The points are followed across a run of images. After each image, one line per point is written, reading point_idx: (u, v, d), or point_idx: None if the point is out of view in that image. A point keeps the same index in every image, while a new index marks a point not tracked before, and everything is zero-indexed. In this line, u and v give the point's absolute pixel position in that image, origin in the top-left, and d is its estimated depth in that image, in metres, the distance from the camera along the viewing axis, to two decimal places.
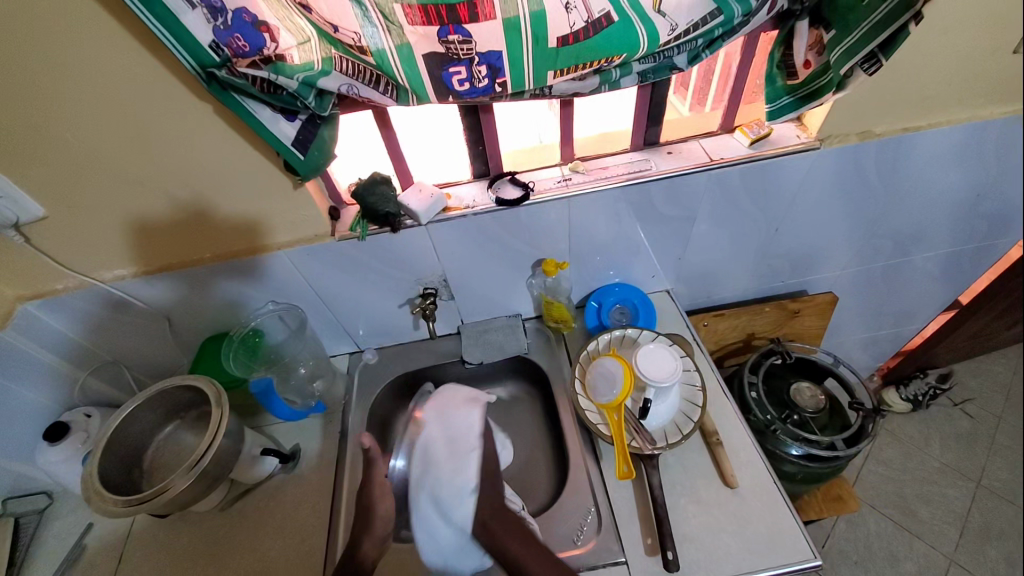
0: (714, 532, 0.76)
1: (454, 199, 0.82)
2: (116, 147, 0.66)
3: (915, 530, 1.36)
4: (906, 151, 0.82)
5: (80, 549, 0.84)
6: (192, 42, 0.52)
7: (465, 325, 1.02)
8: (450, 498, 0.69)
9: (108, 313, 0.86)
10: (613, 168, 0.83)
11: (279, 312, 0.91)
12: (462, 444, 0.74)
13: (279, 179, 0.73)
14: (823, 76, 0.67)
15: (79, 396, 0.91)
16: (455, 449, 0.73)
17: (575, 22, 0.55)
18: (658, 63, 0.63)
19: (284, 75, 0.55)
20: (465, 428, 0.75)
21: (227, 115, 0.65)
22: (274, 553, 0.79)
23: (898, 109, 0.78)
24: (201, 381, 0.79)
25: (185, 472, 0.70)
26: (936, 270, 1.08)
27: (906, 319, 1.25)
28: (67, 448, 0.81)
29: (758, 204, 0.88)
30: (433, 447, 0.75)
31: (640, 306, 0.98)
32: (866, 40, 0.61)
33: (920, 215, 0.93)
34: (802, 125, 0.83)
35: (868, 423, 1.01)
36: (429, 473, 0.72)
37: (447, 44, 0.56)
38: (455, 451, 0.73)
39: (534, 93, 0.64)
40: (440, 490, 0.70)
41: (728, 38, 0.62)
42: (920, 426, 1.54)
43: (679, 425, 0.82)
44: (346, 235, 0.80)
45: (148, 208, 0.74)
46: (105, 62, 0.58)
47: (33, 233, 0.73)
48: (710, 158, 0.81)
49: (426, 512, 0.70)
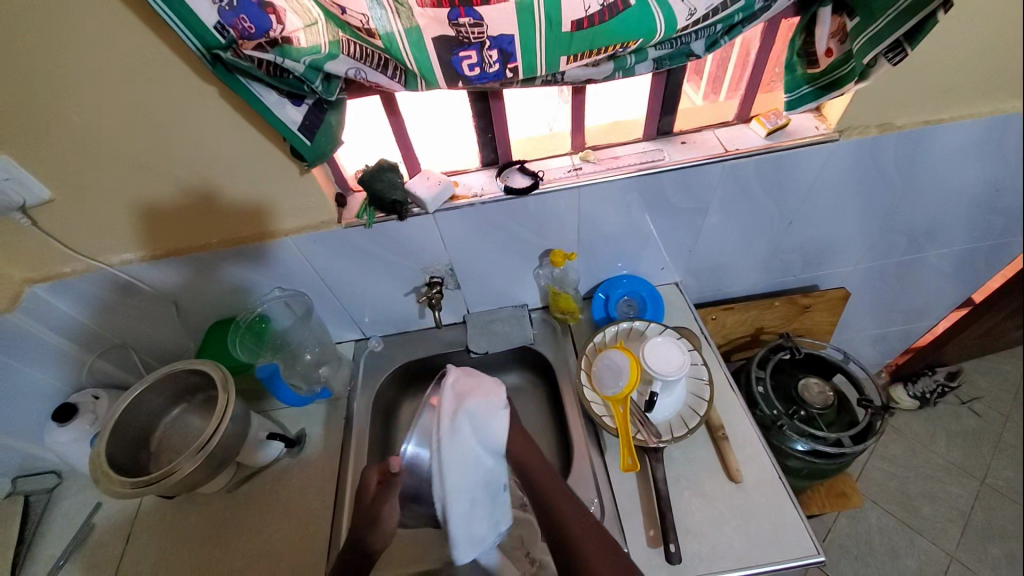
0: (716, 526, 0.76)
1: (462, 187, 0.81)
2: (121, 129, 0.65)
3: (916, 526, 1.36)
4: (927, 144, 0.80)
5: (89, 527, 0.86)
6: (198, 24, 0.52)
7: (470, 314, 1.01)
8: (491, 428, 0.64)
9: (115, 296, 0.86)
10: (624, 157, 0.81)
11: (286, 299, 0.91)
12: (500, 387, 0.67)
13: (285, 164, 0.72)
14: (843, 66, 0.65)
15: (87, 378, 0.92)
16: (483, 414, 0.64)
17: (590, 5, 0.54)
18: (674, 49, 0.61)
19: (291, 58, 0.54)
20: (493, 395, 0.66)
21: (233, 97, 0.64)
22: (280, 536, 0.81)
23: (920, 101, 0.75)
24: (207, 366, 0.79)
25: (192, 455, 0.71)
26: (950, 267, 1.06)
27: (917, 316, 1.23)
28: (76, 430, 0.82)
29: (773, 196, 0.86)
30: (464, 381, 0.67)
31: (648, 298, 0.97)
32: (894, 27, 0.60)
33: (938, 210, 0.91)
34: (820, 116, 0.80)
35: (877, 421, 0.99)
36: (450, 444, 0.62)
37: (458, 27, 0.54)
38: (493, 391, 0.66)
39: (545, 79, 0.62)
40: (478, 420, 0.63)
41: (749, 23, 0.60)
42: (926, 424, 1.53)
43: (684, 419, 0.82)
44: (353, 222, 0.80)
45: (154, 191, 0.73)
46: (109, 42, 0.57)
47: (39, 215, 0.73)
48: (725, 149, 0.79)
49: (463, 444, 0.62)
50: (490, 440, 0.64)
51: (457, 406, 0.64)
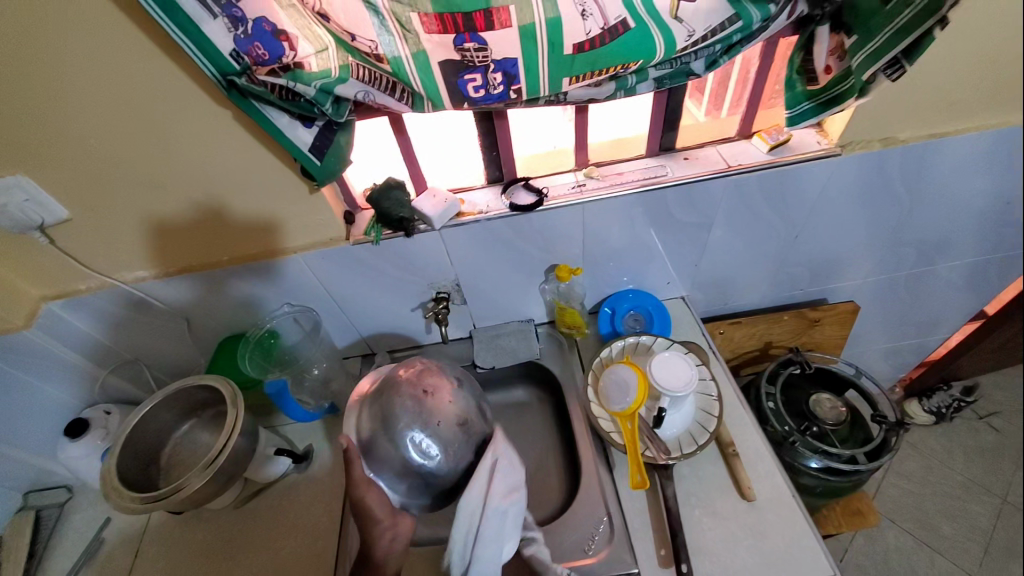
0: (729, 545, 0.74)
1: (468, 204, 0.82)
2: (138, 150, 0.67)
3: (937, 547, 1.32)
4: (932, 157, 0.80)
5: (97, 543, 0.86)
6: (214, 51, 0.54)
7: (477, 329, 1.02)
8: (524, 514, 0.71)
9: (127, 313, 0.88)
10: (628, 173, 0.82)
11: (295, 314, 0.92)
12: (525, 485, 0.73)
13: (296, 183, 0.74)
14: (843, 82, 0.65)
15: (99, 393, 0.93)
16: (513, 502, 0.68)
17: (591, 29, 0.55)
18: (674, 69, 0.62)
19: (303, 82, 0.56)
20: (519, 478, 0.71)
21: (245, 120, 0.66)
22: (286, 552, 0.80)
23: (923, 115, 0.75)
24: (216, 381, 0.80)
25: (201, 470, 0.72)
26: (962, 280, 1.04)
27: (930, 329, 1.21)
28: (88, 444, 0.83)
29: (778, 210, 0.86)
30: (507, 475, 0.69)
31: (653, 312, 0.97)
32: (890, 45, 0.61)
33: (946, 223, 0.90)
34: (822, 131, 0.81)
35: (891, 438, 0.98)
36: (492, 518, 0.66)
37: (463, 52, 0.56)
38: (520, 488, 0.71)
39: (548, 99, 0.64)
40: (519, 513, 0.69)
41: (747, 43, 0.61)
42: (943, 440, 1.50)
43: (694, 435, 0.81)
44: (361, 239, 0.81)
45: (167, 210, 0.76)
46: (130, 71, 0.60)
47: (58, 234, 0.75)
48: (728, 164, 0.80)
49: (504, 520, 0.67)
50: (505, 548, 0.67)
51: (499, 499, 0.67)
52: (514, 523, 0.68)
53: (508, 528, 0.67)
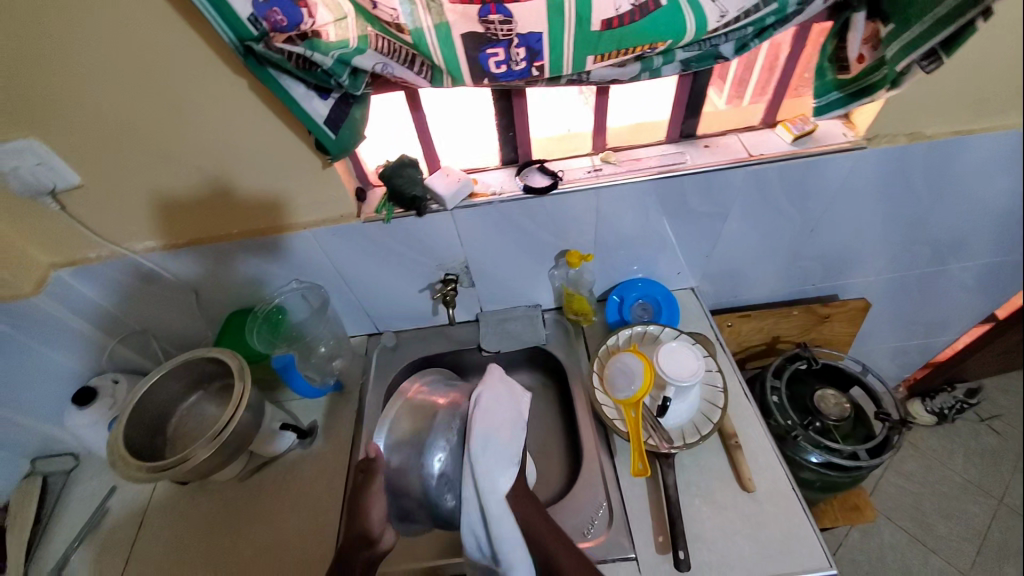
0: (727, 534, 0.75)
1: (481, 185, 0.81)
2: (151, 120, 0.67)
3: (930, 544, 1.33)
4: (956, 156, 0.78)
5: (104, 511, 0.88)
6: (231, 16, 0.52)
7: (484, 312, 1.01)
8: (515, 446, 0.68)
9: (136, 283, 0.87)
10: (645, 159, 0.81)
11: (302, 291, 0.91)
12: (518, 419, 0.71)
13: (309, 158, 0.73)
14: (876, 71, 0.64)
15: (108, 363, 0.93)
16: (514, 434, 0.69)
17: (621, 4, 0.53)
18: (702, 51, 0.61)
19: (320, 52, 0.54)
20: (521, 409, 0.73)
21: (261, 91, 0.65)
22: (291, 523, 0.82)
23: (953, 110, 0.73)
24: (224, 354, 0.80)
25: (208, 442, 0.72)
26: (975, 282, 1.03)
27: (938, 330, 1.21)
28: (96, 413, 0.84)
29: (796, 203, 0.84)
30: (502, 402, 0.70)
31: (662, 302, 0.97)
32: (928, 36, 0.58)
33: (964, 223, 0.89)
34: (849, 122, 0.79)
35: (894, 435, 0.97)
36: (489, 420, 0.67)
37: (488, 23, 0.54)
38: (511, 417, 0.70)
39: (570, 78, 0.62)
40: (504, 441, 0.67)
41: (781, 27, 0.59)
42: (943, 440, 1.50)
43: (698, 426, 0.81)
44: (372, 217, 0.80)
45: (177, 182, 0.75)
46: (146, 37, 0.59)
47: (68, 201, 0.75)
48: (748, 153, 0.78)
49: (501, 435, 0.67)
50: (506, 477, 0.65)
51: (489, 405, 0.69)
52: (515, 456, 0.67)
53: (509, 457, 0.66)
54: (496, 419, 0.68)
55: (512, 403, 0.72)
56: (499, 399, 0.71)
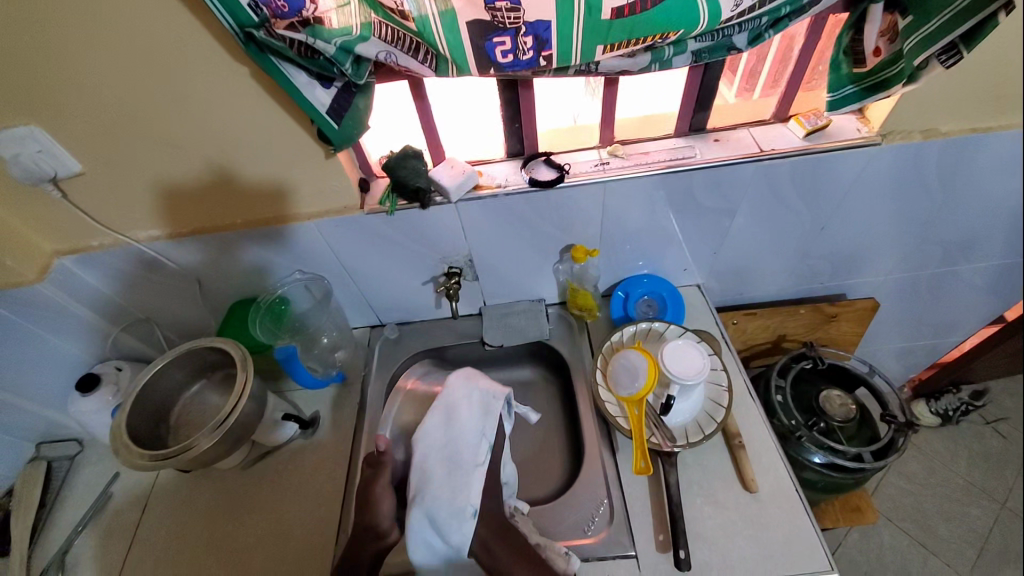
0: (728, 534, 0.74)
1: (486, 177, 0.80)
2: (152, 107, 0.66)
3: (932, 546, 1.32)
4: (972, 154, 0.76)
5: (107, 496, 0.88)
6: (231, 2, 0.51)
7: (487, 306, 1.01)
8: (466, 469, 0.71)
9: (139, 271, 0.87)
10: (653, 153, 0.79)
11: (306, 282, 0.91)
12: (464, 441, 0.74)
13: (311, 147, 0.72)
14: (892, 66, 0.62)
15: (111, 350, 0.93)
16: (461, 459, 0.72)
17: None
18: (715, 42, 0.59)
19: (322, 39, 0.53)
20: (476, 430, 0.75)
21: (264, 79, 0.64)
22: (291, 514, 0.82)
23: (971, 106, 0.71)
24: (228, 344, 0.80)
25: (210, 431, 0.72)
26: (986, 283, 1.01)
27: (947, 331, 1.19)
28: (99, 400, 0.84)
29: (806, 200, 0.83)
30: (446, 427, 0.76)
31: (668, 298, 0.95)
32: (948, 29, 0.57)
33: (977, 222, 0.87)
34: (863, 118, 0.77)
35: (899, 438, 0.97)
36: (431, 446, 0.74)
37: (494, 11, 0.53)
38: (457, 441, 0.74)
39: (578, 69, 0.61)
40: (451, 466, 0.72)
41: (796, 17, 0.57)
42: (948, 442, 1.49)
43: (701, 425, 0.80)
44: (375, 208, 0.79)
45: (180, 171, 0.74)
46: (147, 22, 0.58)
47: (70, 188, 0.74)
48: (760, 148, 0.77)
49: (442, 461, 0.72)
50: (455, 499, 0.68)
51: (432, 430, 0.76)
52: (465, 486, 0.69)
53: (467, 483, 0.70)
54: (435, 446, 0.74)
55: (461, 425, 0.75)
56: (444, 421, 0.76)
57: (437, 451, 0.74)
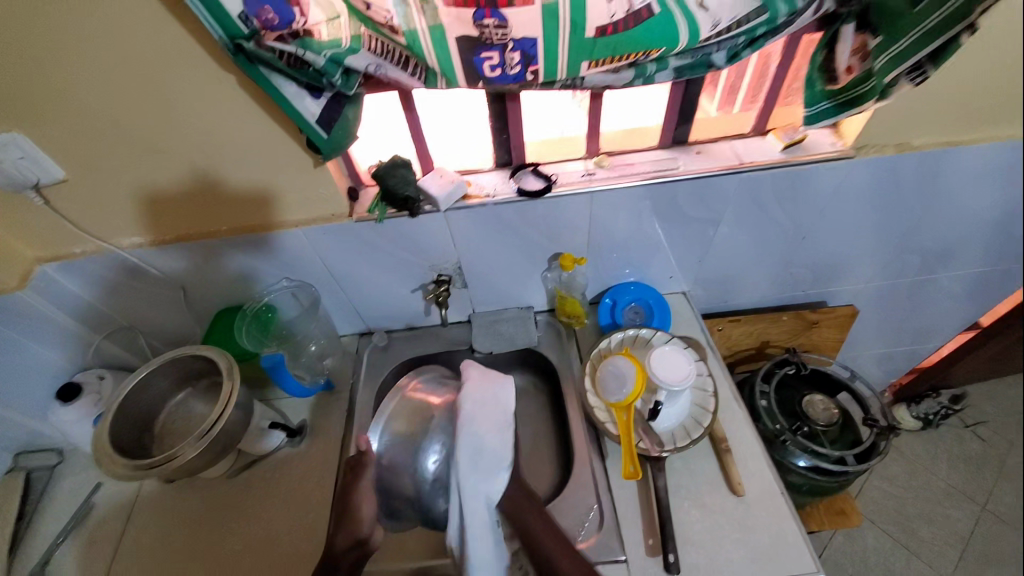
0: (716, 537, 0.75)
1: (474, 186, 0.81)
2: (140, 115, 0.66)
3: (914, 548, 1.35)
4: (945, 167, 0.79)
5: (88, 507, 0.87)
6: (221, 13, 0.52)
7: (476, 313, 1.01)
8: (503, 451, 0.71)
9: (123, 278, 0.86)
10: (639, 164, 0.81)
11: (293, 290, 0.91)
12: (503, 421, 0.73)
13: (300, 155, 0.72)
14: (864, 83, 0.65)
15: (93, 358, 0.92)
16: (500, 437, 0.72)
17: (616, 12, 0.53)
18: (695, 59, 0.61)
19: (312, 51, 0.54)
20: (506, 404, 0.75)
21: (251, 89, 0.64)
22: (278, 523, 0.81)
23: (941, 122, 0.74)
24: (213, 352, 0.79)
25: (195, 440, 0.71)
26: (961, 290, 1.04)
27: (924, 337, 1.22)
28: (82, 409, 0.83)
29: (787, 210, 0.85)
30: (482, 413, 0.73)
31: (654, 306, 0.97)
32: (916, 48, 0.59)
33: (951, 232, 0.90)
34: (837, 132, 0.80)
35: (881, 441, 0.99)
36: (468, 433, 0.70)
37: (483, 28, 0.54)
38: (497, 424, 0.73)
39: (564, 84, 0.62)
40: (490, 449, 0.70)
41: (772, 37, 0.59)
42: (928, 445, 1.52)
43: (688, 429, 0.81)
44: (365, 217, 0.80)
45: (167, 177, 0.74)
46: (137, 32, 0.58)
47: (53, 195, 0.74)
48: (741, 160, 0.79)
49: (483, 445, 0.70)
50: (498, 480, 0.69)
51: (468, 412, 0.73)
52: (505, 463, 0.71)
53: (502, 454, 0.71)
54: (475, 433, 0.71)
55: (496, 403, 0.74)
56: (478, 405, 0.73)
57: (479, 436, 0.71)
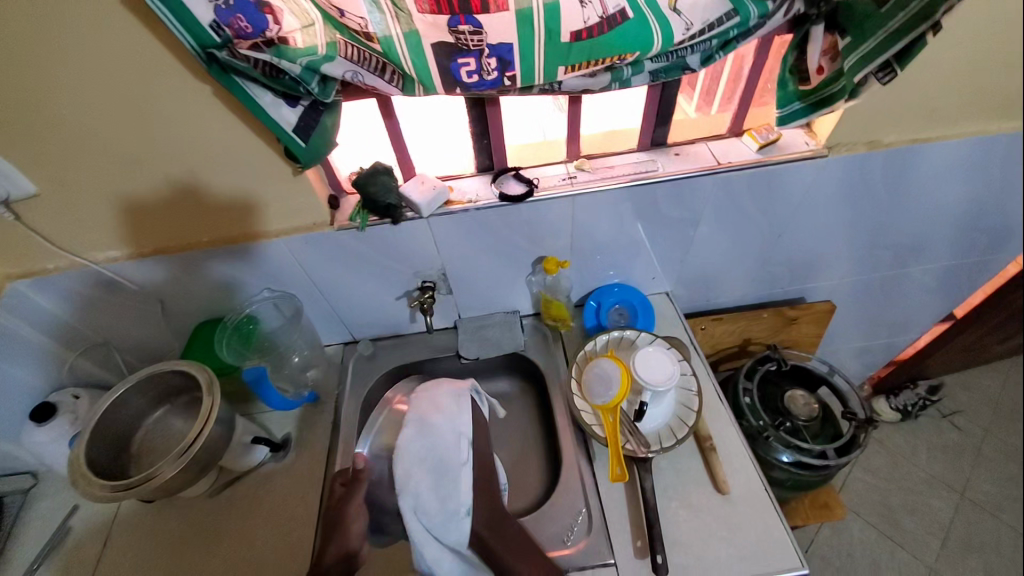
0: (703, 536, 0.76)
1: (456, 192, 0.81)
2: (115, 127, 0.64)
3: (898, 538, 1.37)
4: (913, 163, 0.82)
5: (64, 531, 0.84)
6: (193, 23, 0.51)
7: (462, 319, 1.01)
8: (451, 474, 0.70)
9: (98, 293, 0.84)
10: (619, 167, 0.82)
11: (275, 300, 0.89)
12: (449, 445, 0.72)
13: (279, 164, 0.72)
14: (835, 83, 0.67)
15: (68, 377, 0.90)
16: (444, 460, 0.71)
17: (589, 16, 0.55)
18: (670, 63, 0.62)
19: (287, 59, 0.53)
20: (456, 427, 0.73)
21: (226, 98, 0.63)
22: (262, 541, 0.79)
23: (907, 121, 0.77)
24: (192, 368, 0.77)
25: (174, 458, 0.69)
26: (934, 283, 1.07)
27: (901, 330, 1.25)
28: (55, 429, 0.80)
29: (763, 210, 0.87)
30: (423, 437, 0.73)
31: (639, 307, 0.98)
32: (882, 49, 0.61)
33: (921, 227, 0.93)
34: (810, 132, 0.82)
35: (860, 434, 1.01)
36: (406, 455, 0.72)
37: (458, 34, 0.55)
38: (435, 447, 0.72)
39: (543, 88, 0.63)
40: (440, 471, 0.70)
41: (744, 39, 0.61)
42: (908, 436, 1.55)
43: (674, 429, 0.82)
44: (346, 225, 0.79)
45: (143, 190, 0.72)
46: (109, 43, 0.57)
47: (23, 210, 0.71)
48: (718, 161, 0.80)
49: (421, 471, 0.70)
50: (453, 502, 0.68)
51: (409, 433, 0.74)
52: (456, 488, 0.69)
53: (454, 482, 0.69)
54: (416, 458, 0.71)
55: (441, 424, 0.73)
56: (419, 427, 0.74)
57: (419, 461, 0.71)
